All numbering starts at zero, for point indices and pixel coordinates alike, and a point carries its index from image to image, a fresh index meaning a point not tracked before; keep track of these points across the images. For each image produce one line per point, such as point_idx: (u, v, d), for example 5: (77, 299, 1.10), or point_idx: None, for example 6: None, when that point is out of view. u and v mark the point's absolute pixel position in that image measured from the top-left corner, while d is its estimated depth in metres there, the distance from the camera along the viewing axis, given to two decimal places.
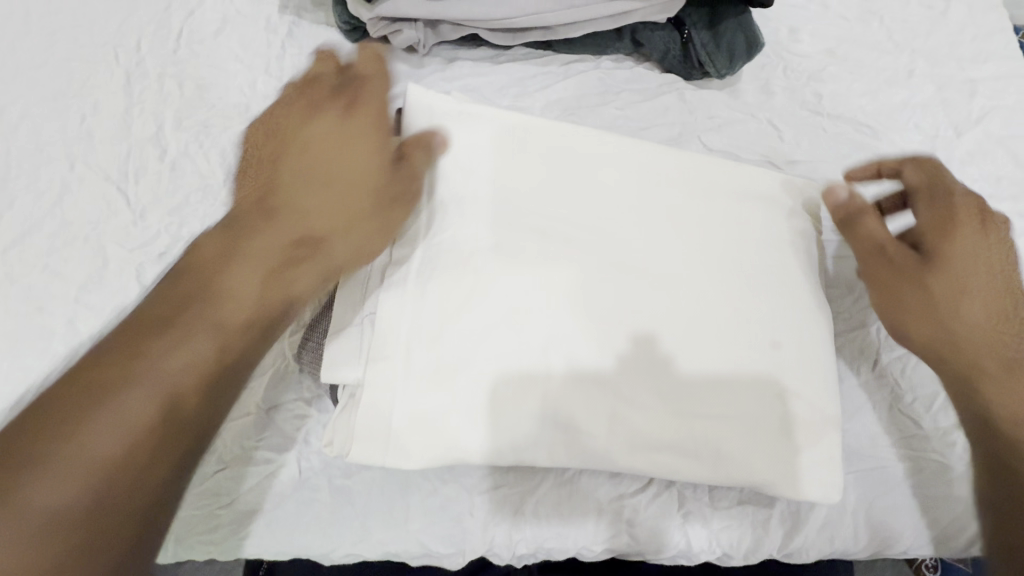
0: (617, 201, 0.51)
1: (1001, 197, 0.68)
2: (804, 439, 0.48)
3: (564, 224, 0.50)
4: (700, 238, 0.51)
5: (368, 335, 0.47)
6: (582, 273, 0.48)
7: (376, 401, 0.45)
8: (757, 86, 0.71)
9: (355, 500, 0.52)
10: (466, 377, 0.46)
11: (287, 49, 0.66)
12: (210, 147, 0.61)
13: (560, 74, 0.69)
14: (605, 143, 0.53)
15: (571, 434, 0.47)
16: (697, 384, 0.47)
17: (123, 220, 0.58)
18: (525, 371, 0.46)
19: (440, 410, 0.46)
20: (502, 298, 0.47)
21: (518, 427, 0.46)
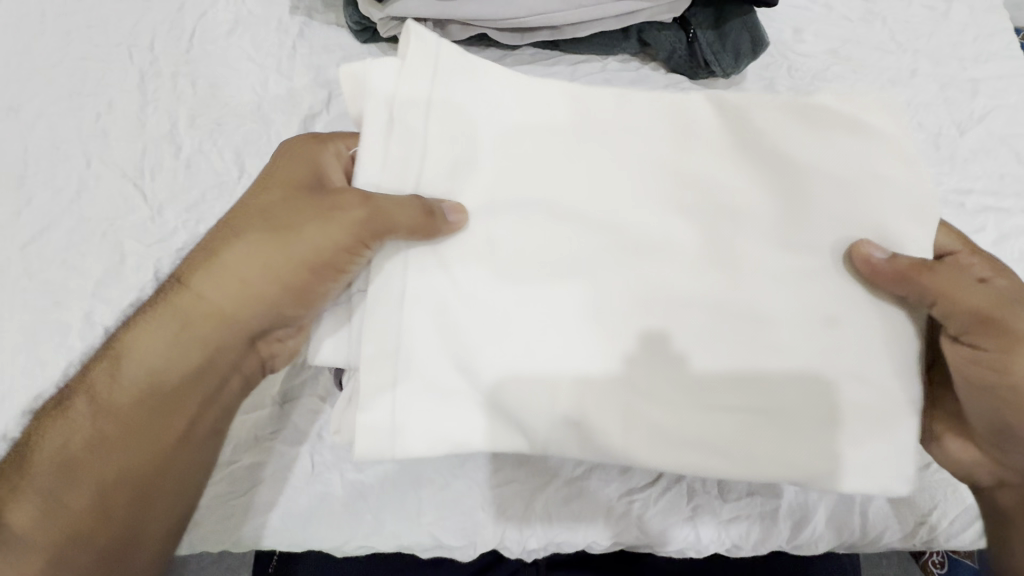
0: (640, 176, 0.47)
1: (1004, 194, 0.69)
2: (863, 429, 0.44)
3: (576, 204, 0.47)
4: (748, 214, 0.47)
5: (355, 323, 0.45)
6: (597, 263, 0.46)
7: (382, 384, 0.43)
8: (762, 86, 0.72)
9: (367, 494, 0.52)
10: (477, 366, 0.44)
11: (298, 49, 0.67)
12: (223, 145, 0.62)
13: (568, 74, 0.70)
14: (627, 108, 0.48)
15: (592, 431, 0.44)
16: (726, 375, 0.44)
17: (139, 217, 0.59)
18: (534, 359, 0.44)
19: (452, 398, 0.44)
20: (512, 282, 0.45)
21: (531, 419, 0.44)
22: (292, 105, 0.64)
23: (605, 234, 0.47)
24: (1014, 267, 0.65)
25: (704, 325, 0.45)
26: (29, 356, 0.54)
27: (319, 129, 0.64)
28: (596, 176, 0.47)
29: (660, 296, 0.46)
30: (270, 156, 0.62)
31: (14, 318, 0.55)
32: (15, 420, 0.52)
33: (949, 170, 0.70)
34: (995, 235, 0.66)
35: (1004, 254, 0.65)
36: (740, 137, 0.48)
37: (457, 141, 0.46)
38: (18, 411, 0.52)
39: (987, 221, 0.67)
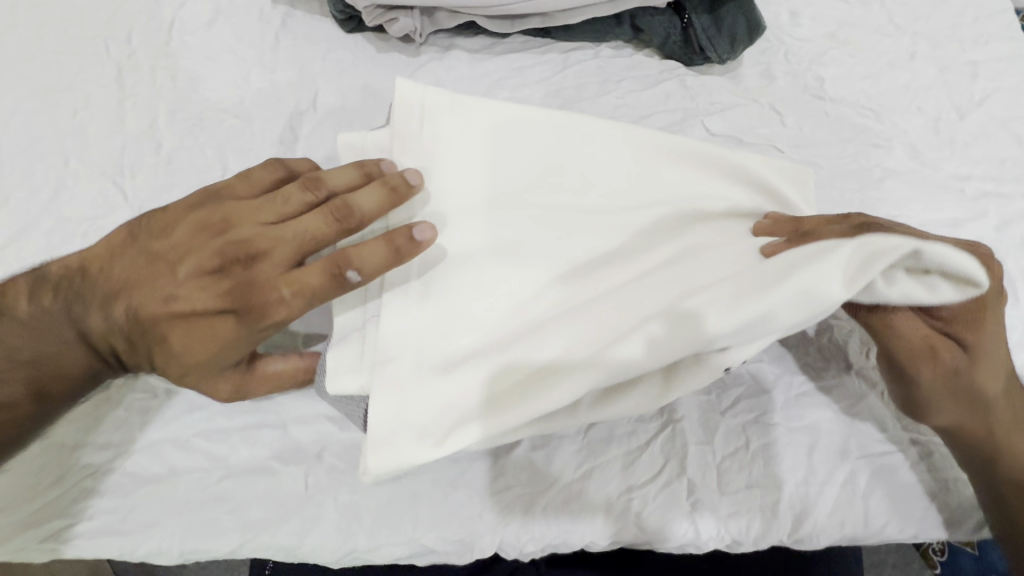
0: (609, 180, 0.52)
1: (1005, 179, 0.67)
2: (862, 260, 0.42)
3: (559, 210, 0.50)
4: (706, 228, 0.51)
5: (369, 343, 0.47)
6: (582, 260, 0.49)
7: (388, 396, 0.45)
8: (758, 71, 0.70)
9: (362, 505, 0.51)
10: (467, 364, 0.45)
11: (280, 40, 0.65)
12: (206, 141, 0.60)
13: (560, 63, 0.68)
14: (592, 124, 0.53)
15: (558, 406, 0.48)
16: (726, 296, 0.43)
17: (121, 216, 0.57)
18: (530, 343, 0.45)
19: (455, 399, 0.45)
20: (501, 289, 0.47)
21: (531, 402, 0.44)
22: (276, 100, 0.62)
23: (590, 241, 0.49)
24: (1016, 253, 0.64)
25: (659, 293, 0.46)
26: None
27: (305, 125, 0.62)
28: (571, 188, 0.51)
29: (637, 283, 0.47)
30: (254, 152, 0.60)
31: None
32: None
33: (949, 156, 0.68)
34: (997, 221, 0.65)
35: (1005, 240, 0.64)
36: (696, 166, 0.54)
37: (436, 155, 0.50)
38: None
39: (988, 207, 0.66)
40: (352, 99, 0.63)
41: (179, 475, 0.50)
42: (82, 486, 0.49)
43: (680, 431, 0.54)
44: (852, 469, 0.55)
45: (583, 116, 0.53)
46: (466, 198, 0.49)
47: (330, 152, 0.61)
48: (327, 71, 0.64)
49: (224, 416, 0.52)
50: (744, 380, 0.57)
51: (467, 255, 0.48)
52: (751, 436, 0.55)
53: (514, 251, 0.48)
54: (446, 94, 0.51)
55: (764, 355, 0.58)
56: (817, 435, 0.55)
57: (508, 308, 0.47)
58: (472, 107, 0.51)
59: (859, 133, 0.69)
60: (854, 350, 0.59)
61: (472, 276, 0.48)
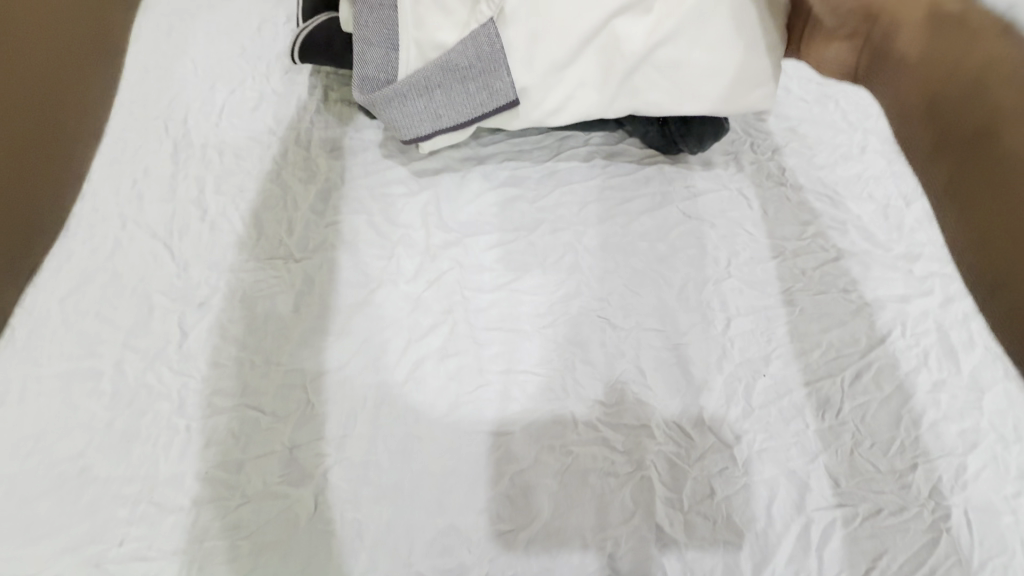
0: (587, 39, 0.62)
1: (948, 260, 0.76)
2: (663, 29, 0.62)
3: (566, 24, 0.61)
4: (650, 36, 0.62)
5: (544, 72, 0.64)
6: (581, 52, 0.63)
7: (532, 52, 0.63)
8: (727, 160, 0.81)
9: (365, 527, 0.56)
10: (545, 47, 0.62)
11: (313, 123, 0.76)
12: (246, 209, 0.70)
13: (554, 149, 0.79)
14: (578, 27, 0.61)
15: (604, 59, 0.64)
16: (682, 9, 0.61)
17: (167, 273, 0.66)
18: (561, 42, 0.62)
19: (534, 62, 0.63)
20: (560, 89, 0.65)
21: (560, 62, 0.63)
22: (310, 175, 0.73)
23: (621, 26, 0.62)
24: (959, 327, 0.71)
25: (663, 86, 0.65)
26: (59, 400, 0.59)
27: (333, 196, 0.72)
28: (579, 35, 0.62)
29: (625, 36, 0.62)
30: (287, 220, 0.70)
31: (50, 363, 0.60)
32: (45, 458, 0.57)
33: (897, 238, 0.77)
34: (942, 298, 0.73)
35: (949, 315, 0.72)
36: (649, 36, 0.62)
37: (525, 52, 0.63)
38: (46, 453, 0.57)
39: (934, 284, 0.74)
40: (372, 174, 0.74)
41: (201, 504, 0.56)
42: (113, 514, 0.55)
43: (648, 480, 0.60)
44: (807, 521, 0.60)
45: (570, 31, 0.61)
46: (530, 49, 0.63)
47: (353, 220, 0.70)
48: (355, 149, 0.75)
49: (244, 453, 0.58)
50: (709, 435, 0.63)
51: (529, 112, 0.66)
52: (716, 486, 0.61)
53: (574, 58, 0.63)
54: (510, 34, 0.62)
55: (728, 415, 0.65)
56: (776, 488, 0.62)
57: (570, 77, 0.64)
58: (518, 33, 0.62)
59: (817, 216, 0.78)
60: (810, 414, 0.66)
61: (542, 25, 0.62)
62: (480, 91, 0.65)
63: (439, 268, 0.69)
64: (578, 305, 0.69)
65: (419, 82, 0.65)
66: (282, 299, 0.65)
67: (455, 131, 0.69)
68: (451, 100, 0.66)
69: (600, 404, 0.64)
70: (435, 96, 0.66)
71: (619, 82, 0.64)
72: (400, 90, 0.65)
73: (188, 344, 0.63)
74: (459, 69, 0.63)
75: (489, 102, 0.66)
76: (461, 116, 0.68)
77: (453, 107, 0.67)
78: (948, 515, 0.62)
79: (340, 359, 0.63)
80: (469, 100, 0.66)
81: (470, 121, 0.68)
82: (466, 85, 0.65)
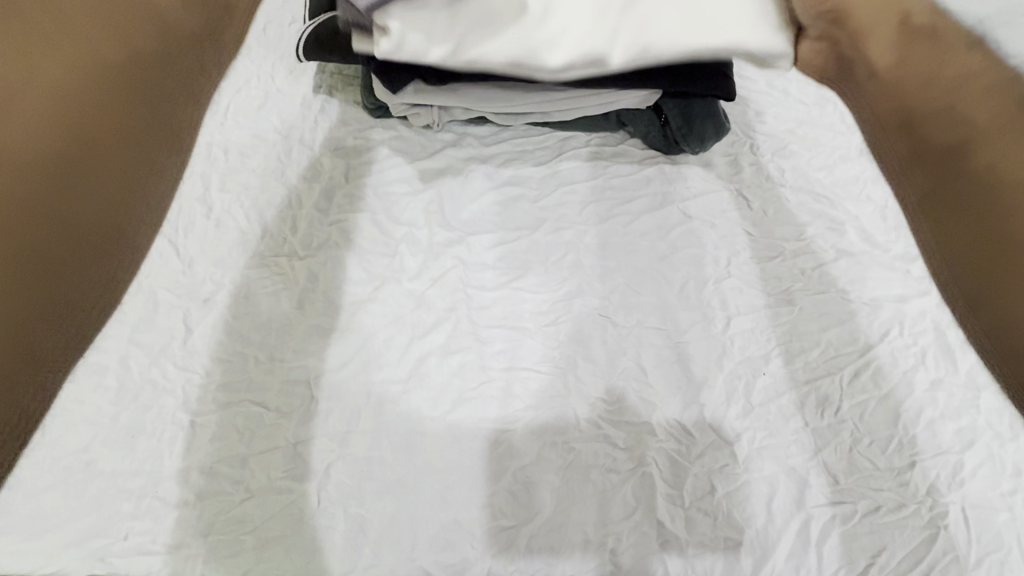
0: (573, 0, 0.63)
1: None
2: None
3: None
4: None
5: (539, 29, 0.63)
6: (573, 11, 0.63)
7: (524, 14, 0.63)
8: (727, 161, 0.82)
9: (368, 523, 0.57)
10: (535, 15, 0.63)
11: (318, 123, 0.77)
12: (250, 207, 0.70)
13: (556, 149, 0.79)
14: None
15: (598, 17, 0.63)
16: None
17: (172, 269, 0.66)
18: (551, 7, 0.63)
19: (528, 24, 0.63)
20: (564, 46, 0.63)
21: (554, 21, 0.63)
22: (314, 173, 0.74)
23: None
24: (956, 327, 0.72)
25: (671, 29, 0.63)
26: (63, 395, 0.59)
27: (337, 194, 0.72)
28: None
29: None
30: (292, 218, 0.70)
31: None
32: (50, 452, 0.57)
33: (895, 239, 0.78)
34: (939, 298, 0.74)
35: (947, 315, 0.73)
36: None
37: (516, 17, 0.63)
38: (50, 446, 0.57)
39: (931, 285, 0.75)
40: (376, 172, 0.74)
41: (205, 499, 0.56)
42: (117, 508, 0.55)
43: (649, 477, 0.61)
44: (807, 517, 0.61)
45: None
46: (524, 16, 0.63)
47: (356, 218, 0.71)
48: (359, 148, 0.76)
49: (248, 449, 0.59)
50: (709, 432, 0.64)
51: (534, 64, 0.64)
52: (716, 482, 0.62)
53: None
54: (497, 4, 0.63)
55: (728, 412, 0.65)
56: (775, 485, 0.62)
57: (570, 35, 0.63)
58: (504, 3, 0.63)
59: (816, 217, 0.79)
60: (809, 411, 0.66)
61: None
62: (478, 32, 0.63)
63: (442, 266, 0.69)
64: (580, 303, 0.69)
65: (414, 23, 0.64)
66: (286, 296, 0.66)
67: (454, 57, 0.65)
68: (450, 43, 0.65)
69: (602, 401, 0.64)
70: (433, 38, 0.64)
71: (623, 27, 0.63)
72: (396, 11, 0.64)
73: (193, 340, 0.63)
74: (452, 12, 0.63)
75: (489, 44, 0.64)
76: (460, 61, 0.65)
77: (453, 50, 0.65)
78: (945, 513, 0.62)
79: (345, 354, 0.64)
80: (470, 17, 0.64)
81: (470, 48, 0.64)
82: (462, 25, 0.63)
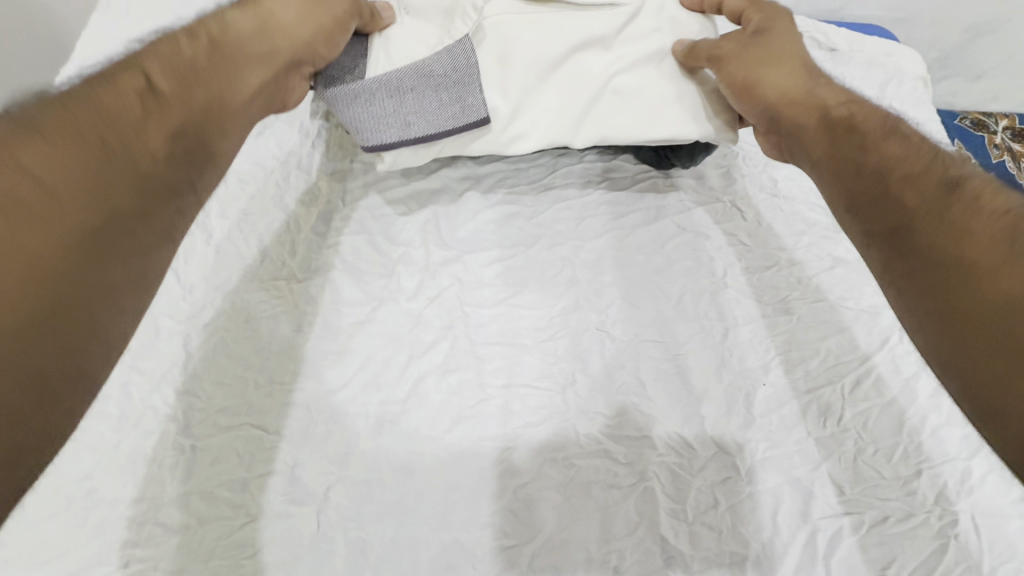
0: (550, 55, 0.62)
1: None
2: (612, 56, 0.64)
3: (533, 45, 0.62)
4: (600, 61, 0.64)
5: (514, 87, 0.62)
6: (544, 75, 0.63)
7: (506, 67, 0.62)
8: (720, 173, 0.82)
9: (368, 546, 0.57)
10: (514, 65, 0.62)
11: (315, 148, 0.78)
12: (250, 233, 0.72)
13: (549, 167, 0.80)
14: (535, 45, 0.62)
15: (569, 83, 0.63)
16: (628, 42, 0.64)
17: (173, 295, 0.67)
18: (532, 64, 0.62)
19: (507, 78, 0.62)
20: (525, 117, 0.64)
21: (529, 81, 0.62)
22: (312, 198, 0.75)
23: (583, 57, 0.64)
24: None
25: (628, 113, 0.64)
26: None
27: (335, 218, 0.74)
28: (542, 54, 0.62)
29: (579, 64, 0.64)
30: (290, 242, 0.72)
31: None
32: (52, 480, 0.57)
33: None
34: None
35: None
36: (601, 62, 0.64)
37: (501, 68, 0.62)
38: (52, 475, 0.57)
39: None
40: (373, 195, 0.75)
41: (205, 524, 0.57)
42: (119, 536, 0.56)
43: (651, 491, 0.61)
44: (813, 530, 0.60)
45: (532, 51, 0.62)
46: (509, 69, 0.62)
47: (353, 240, 0.72)
48: (356, 172, 0.77)
49: (248, 473, 0.59)
50: (710, 445, 0.64)
51: (496, 133, 0.64)
52: (720, 496, 0.61)
53: (544, 82, 0.63)
54: (478, 53, 0.62)
55: (730, 424, 0.65)
56: (780, 497, 0.61)
57: (534, 105, 0.64)
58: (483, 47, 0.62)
59: (811, 226, 0.79)
60: (812, 422, 0.66)
61: (509, 44, 0.62)
62: (451, 103, 0.62)
63: (439, 286, 0.70)
64: (577, 318, 0.70)
65: (391, 83, 0.61)
66: (285, 319, 0.67)
67: (422, 144, 0.64)
68: (422, 108, 0.62)
69: (602, 416, 0.64)
70: (407, 101, 0.62)
71: (584, 107, 0.64)
72: (367, 87, 0.61)
73: (193, 366, 0.63)
74: (432, 77, 0.61)
75: (459, 116, 0.62)
76: (432, 127, 0.63)
77: (422, 117, 0.63)
78: (956, 523, 0.61)
79: (344, 376, 0.64)
80: (441, 110, 0.62)
81: (438, 134, 0.63)
82: (438, 93, 0.61)
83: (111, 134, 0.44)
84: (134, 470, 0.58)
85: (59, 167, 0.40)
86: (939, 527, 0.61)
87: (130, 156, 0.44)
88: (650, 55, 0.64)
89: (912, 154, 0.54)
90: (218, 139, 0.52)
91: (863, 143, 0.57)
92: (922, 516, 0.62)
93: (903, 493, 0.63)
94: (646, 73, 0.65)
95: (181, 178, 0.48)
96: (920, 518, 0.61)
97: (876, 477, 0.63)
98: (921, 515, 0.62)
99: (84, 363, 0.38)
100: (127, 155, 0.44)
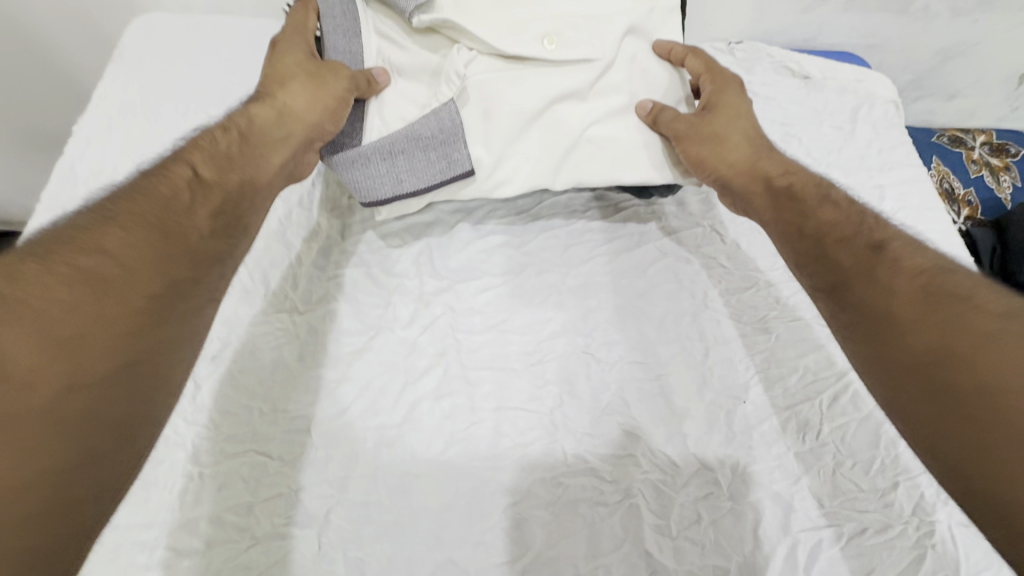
0: (530, 109, 0.67)
1: None
2: (587, 108, 0.69)
3: (513, 100, 0.67)
4: (576, 112, 0.69)
5: (497, 139, 0.67)
6: (525, 126, 0.67)
7: (489, 121, 0.67)
8: (699, 199, 0.86)
9: (368, 565, 0.60)
10: (496, 120, 0.67)
11: (314, 186, 0.83)
12: (253, 267, 0.75)
13: (537, 198, 0.84)
14: (515, 100, 0.67)
15: (548, 132, 0.68)
16: (601, 94, 0.69)
17: None
18: (513, 117, 0.67)
19: (490, 132, 0.67)
20: (508, 165, 0.68)
21: (511, 132, 0.67)
22: (312, 234, 0.79)
23: (560, 109, 0.68)
24: None
25: (603, 159, 0.69)
26: None
27: (335, 253, 0.78)
28: (522, 108, 0.67)
29: (557, 114, 0.68)
30: (292, 276, 0.76)
31: None
32: None
33: None
34: None
35: None
36: (577, 113, 0.69)
37: (484, 122, 0.67)
38: None
39: None
40: (370, 229, 0.80)
41: (214, 548, 0.60)
42: (132, 560, 0.59)
43: (636, 508, 0.63)
44: (793, 542, 0.63)
45: (513, 106, 0.67)
46: (492, 124, 0.67)
47: (351, 273, 0.76)
48: (354, 208, 0.82)
49: (254, 497, 0.62)
50: (694, 462, 0.66)
51: (482, 180, 0.69)
52: (703, 511, 0.64)
53: (525, 132, 0.68)
54: (461, 109, 0.67)
55: (712, 441, 0.68)
56: (762, 511, 0.64)
57: (517, 153, 0.68)
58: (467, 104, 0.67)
59: None
60: (791, 437, 0.69)
61: (490, 100, 0.67)
62: (438, 160, 0.67)
63: (433, 314, 0.74)
64: (564, 342, 0.73)
65: (383, 148, 0.66)
66: (288, 350, 0.71)
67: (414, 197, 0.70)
68: (413, 167, 0.67)
69: (589, 437, 0.67)
70: (398, 162, 0.67)
71: (563, 154, 0.68)
72: (364, 153, 0.66)
73: (200, 395, 0.67)
74: (421, 138, 0.66)
75: (447, 170, 0.67)
76: (423, 182, 0.68)
77: (414, 174, 0.68)
78: (932, 533, 0.64)
79: (344, 402, 0.68)
80: (431, 167, 0.67)
81: (428, 188, 0.68)
82: (427, 152, 0.66)
83: (166, 214, 0.51)
84: (145, 496, 0.61)
85: (127, 245, 0.47)
86: (916, 537, 0.63)
87: (182, 235, 0.51)
88: (622, 106, 0.69)
89: (843, 219, 0.62)
90: (249, 210, 0.59)
91: (803, 209, 0.65)
92: (899, 527, 0.64)
93: (880, 505, 0.65)
94: (620, 122, 0.69)
95: (221, 250, 0.55)
96: (897, 529, 0.64)
97: (853, 490, 0.66)
98: (898, 525, 0.64)
99: (140, 416, 0.44)
100: (178, 232, 0.51)
